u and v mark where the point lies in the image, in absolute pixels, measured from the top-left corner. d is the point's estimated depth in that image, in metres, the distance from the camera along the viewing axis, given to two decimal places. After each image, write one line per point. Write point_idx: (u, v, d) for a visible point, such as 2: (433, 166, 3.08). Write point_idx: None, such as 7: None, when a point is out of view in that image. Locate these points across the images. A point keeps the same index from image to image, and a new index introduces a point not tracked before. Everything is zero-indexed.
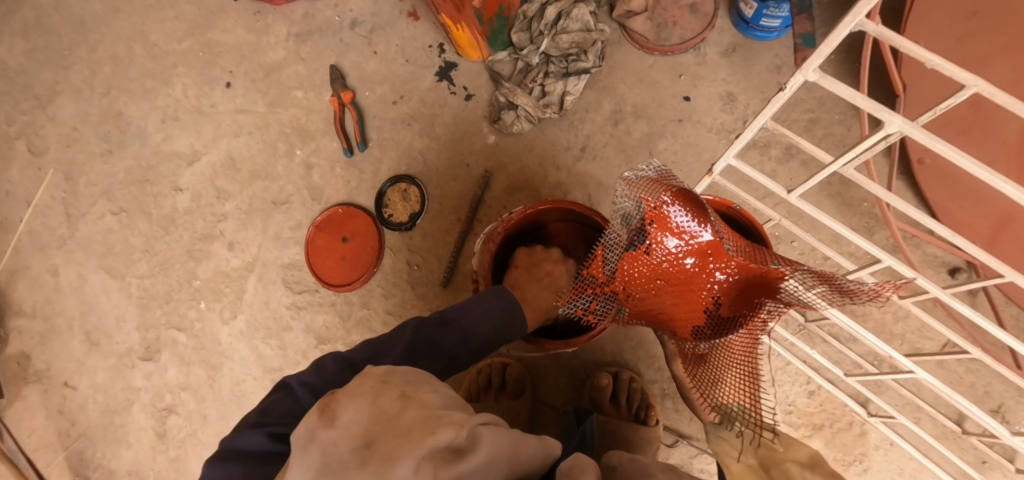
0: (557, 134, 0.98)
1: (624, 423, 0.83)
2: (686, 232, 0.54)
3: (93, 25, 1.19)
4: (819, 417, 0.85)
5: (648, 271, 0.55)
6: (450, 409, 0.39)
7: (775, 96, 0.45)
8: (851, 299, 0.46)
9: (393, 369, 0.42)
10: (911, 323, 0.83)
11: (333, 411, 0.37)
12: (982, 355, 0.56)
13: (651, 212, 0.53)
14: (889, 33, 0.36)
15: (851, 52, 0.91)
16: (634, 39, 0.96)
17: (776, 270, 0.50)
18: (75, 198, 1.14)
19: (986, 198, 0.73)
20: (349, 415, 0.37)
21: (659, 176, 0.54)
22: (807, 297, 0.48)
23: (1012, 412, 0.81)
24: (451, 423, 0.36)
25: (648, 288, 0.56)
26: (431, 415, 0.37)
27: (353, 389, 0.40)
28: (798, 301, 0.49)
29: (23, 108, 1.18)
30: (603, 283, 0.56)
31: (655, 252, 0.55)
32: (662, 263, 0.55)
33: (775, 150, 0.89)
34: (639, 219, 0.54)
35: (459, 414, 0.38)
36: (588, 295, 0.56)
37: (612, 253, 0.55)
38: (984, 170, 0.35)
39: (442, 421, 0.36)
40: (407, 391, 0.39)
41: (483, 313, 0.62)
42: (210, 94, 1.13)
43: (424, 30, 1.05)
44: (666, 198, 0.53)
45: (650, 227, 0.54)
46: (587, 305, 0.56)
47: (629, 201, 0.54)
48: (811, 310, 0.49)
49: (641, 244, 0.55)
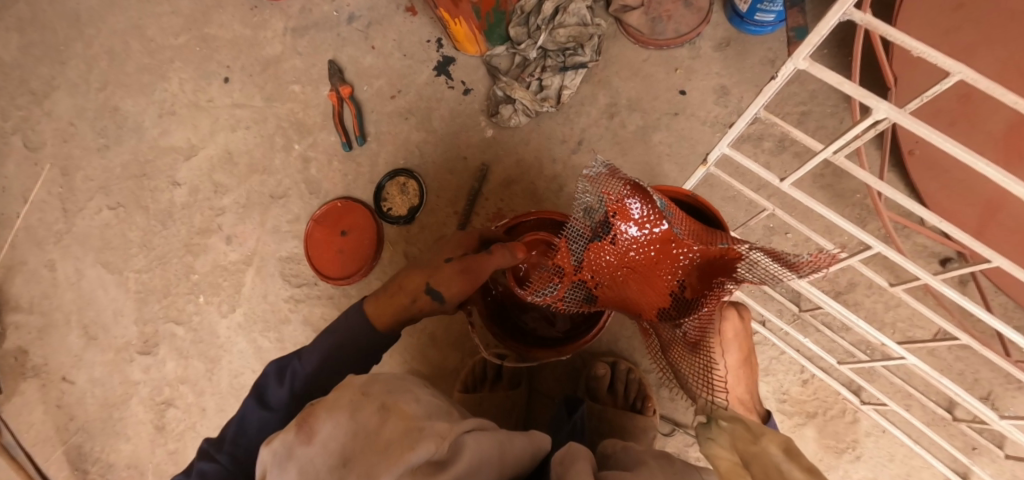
0: (554, 127, 0.99)
1: (620, 413, 0.84)
2: (645, 223, 0.63)
3: (89, 20, 1.19)
4: (811, 405, 0.87)
5: (613, 258, 0.65)
6: (430, 418, 0.47)
7: (766, 85, 0.46)
8: (798, 271, 0.55)
9: (374, 380, 0.51)
10: (902, 311, 0.85)
11: (312, 428, 0.46)
12: (970, 341, 0.59)
13: (613, 204, 0.61)
14: (874, 21, 0.37)
15: (843, 45, 0.92)
16: (629, 33, 0.97)
17: (732, 251, 0.59)
18: (72, 193, 1.14)
19: (977, 189, 0.74)
20: (326, 434, 0.45)
21: (610, 172, 0.60)
22: (761, 270, 0.57)
23: (1001, 399, 0.82)
24: (432, 437, 0.44)
25: (615, 275, 0.67)
26: (412, 429, 0.44)
27: (335, 403, 0.48)
28: (750, 279, 0.59)
29: (19, 104, 1.18)
30: (572, 273, 0.65)
31: (619, 240, 0.64)
32: (625, 249, 0.64)
33: (769, 142, 0.90)
34: (603, 212, 0.62)
35: (440, 426, 0.45)
36: (556, 284, 0.65)
37: (578, 245, 0.63)
38: (968, 154, 0.38)
39: (421, 437, 0.43)
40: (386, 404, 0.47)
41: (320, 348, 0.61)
42: (208, 89, 1.13)
43: (421, 25, 1.06)
44: (625, 191, 0.60)
45: (613, 218, 0.62)
46: (556, 293, 0.65)
47: (591, 196, 0.61)
48: (758, 283, 0.60)
49: (605, 235, 0.63)
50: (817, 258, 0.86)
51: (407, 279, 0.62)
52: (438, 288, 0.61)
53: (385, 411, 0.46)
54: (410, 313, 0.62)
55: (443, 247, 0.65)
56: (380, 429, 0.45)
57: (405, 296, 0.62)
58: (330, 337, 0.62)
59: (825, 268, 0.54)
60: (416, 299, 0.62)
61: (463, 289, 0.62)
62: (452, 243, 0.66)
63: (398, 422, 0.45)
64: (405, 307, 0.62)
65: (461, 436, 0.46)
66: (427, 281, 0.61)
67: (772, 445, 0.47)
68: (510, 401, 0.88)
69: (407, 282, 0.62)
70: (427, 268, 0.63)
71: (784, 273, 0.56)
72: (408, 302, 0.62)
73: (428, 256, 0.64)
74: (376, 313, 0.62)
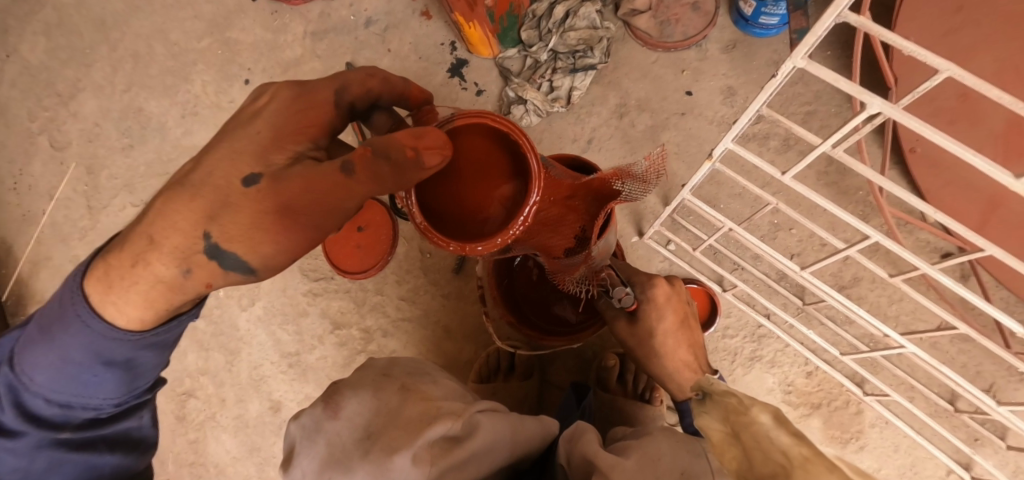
0: (565, 127, 1.02)
1: (629, 401, 0.88)
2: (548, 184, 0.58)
3: (115, 25, 1.23)
4: (817, 396, 0.90)
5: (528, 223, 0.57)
6: (449, 399, 0.55)
7: (767, 84, 0.48)
8: (650, 182, 0.64)
9: (394, 364, 0.59)
10: (905, 305, 0.88)
11: (336, 406, 0.52)
12: (970, 331, 0.59)
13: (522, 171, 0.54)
14: (869, 23, 0.39)
15: (842, 48, 0.96)
16: (638, 36, 1.01)
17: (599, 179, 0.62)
18: (97, 191, 1.18)
19: (975, 184, 0.79)
20: (349, 411, 0.51)
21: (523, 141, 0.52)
22: (628, 193, 0.63)
23: (1002, 391, 0.85)
24: (451, 414, 0.52)
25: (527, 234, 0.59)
26: (429, 410, 0.52)
27: (359, 382, 0.55)
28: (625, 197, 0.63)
29: (45, 105, 1.22)
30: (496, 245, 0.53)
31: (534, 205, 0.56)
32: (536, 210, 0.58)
33: (774, 141, 0.93)
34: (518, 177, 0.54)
35: (458, 406, 0.54)
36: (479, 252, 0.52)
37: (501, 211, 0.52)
38: (958, 145, 0.39)
39: (439, 417, 0.51)
40: (404, 385, 0.55)
41: (51, 366, 0.50)
42: (230, 91, 1.18)
43: (436, 28, 1.10)
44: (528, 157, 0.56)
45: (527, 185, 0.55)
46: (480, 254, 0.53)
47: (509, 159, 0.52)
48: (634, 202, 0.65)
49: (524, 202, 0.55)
50: (822, 253, 0.90)
51: (169, 233, 0.46)
52: (226, 249, 0.46)
53: (406, 390, 0.54)
54: (184, 289, 0.47)
55: (242, 158, 0.47)
56: (402, 407, 0.52)
57: (170, 263, 0.46)
58: (57, 355, 0.49)
59: (659, 168, 0.63)
60: (191, 270, 0.46)
61: (281, 245, 0.46)
62: (253, 144, 0.47)
63: (416, 404, 0.52)
64: (171, 285, 0.47)
65: (475, 415, 0.53)
66: (208, 227, 0.46)
67: (762, 412, 0.46)
68: (524, 392, 0.92)
69: (177, 226, 0.46)
70: (213, 199, 0.46)
71: (644, 186, 0.64)
72: (178, 275, 0.46)
73: (216, 174, 0.46)
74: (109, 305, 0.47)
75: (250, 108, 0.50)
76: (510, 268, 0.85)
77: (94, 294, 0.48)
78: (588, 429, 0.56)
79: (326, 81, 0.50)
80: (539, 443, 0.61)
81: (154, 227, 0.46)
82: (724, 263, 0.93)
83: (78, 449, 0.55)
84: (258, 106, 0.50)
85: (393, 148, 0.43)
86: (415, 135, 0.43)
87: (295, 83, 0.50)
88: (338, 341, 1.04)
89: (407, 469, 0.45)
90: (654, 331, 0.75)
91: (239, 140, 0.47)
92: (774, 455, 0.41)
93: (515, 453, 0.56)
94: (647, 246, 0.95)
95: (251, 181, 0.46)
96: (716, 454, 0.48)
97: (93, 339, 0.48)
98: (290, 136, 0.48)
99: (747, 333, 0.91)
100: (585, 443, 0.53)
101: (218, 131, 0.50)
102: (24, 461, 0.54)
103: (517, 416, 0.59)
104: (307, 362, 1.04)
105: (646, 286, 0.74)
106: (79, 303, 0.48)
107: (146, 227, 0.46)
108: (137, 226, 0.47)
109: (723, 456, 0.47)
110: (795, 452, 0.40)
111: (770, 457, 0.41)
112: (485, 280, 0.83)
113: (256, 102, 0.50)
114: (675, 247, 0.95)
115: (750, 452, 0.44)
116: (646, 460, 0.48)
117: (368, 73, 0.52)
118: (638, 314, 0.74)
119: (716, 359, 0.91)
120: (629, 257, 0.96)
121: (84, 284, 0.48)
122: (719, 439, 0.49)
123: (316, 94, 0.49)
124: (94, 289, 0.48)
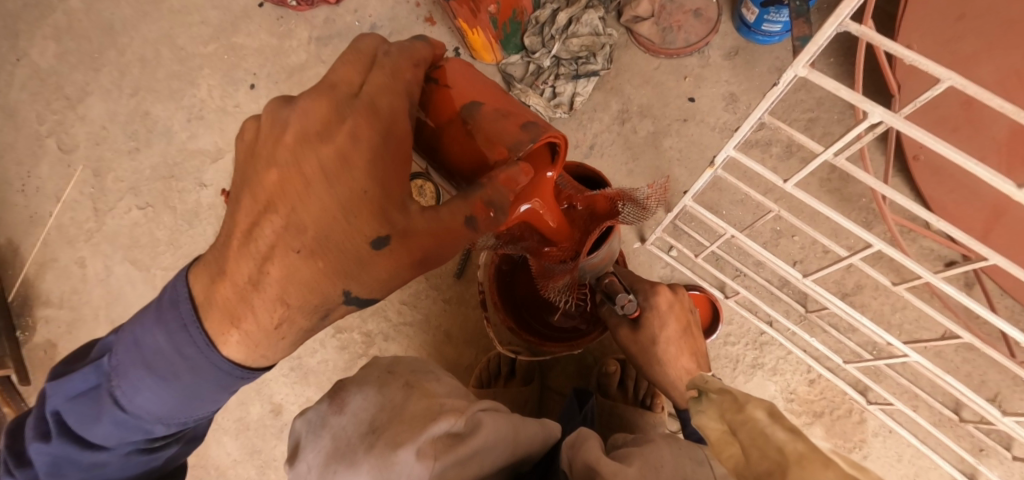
0: (567, 133, 1.02)
1: (629, 407, 0.88)
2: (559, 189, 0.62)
3: (123, 29, 1.24)
4: (819, 404, 0.89)
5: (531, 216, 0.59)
6: (451, 396, 0.55)
7: (769, 91, 0.48)
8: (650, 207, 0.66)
9: (399, 360, 0.60)
10: (908, 313, 0.88)
11: (341, 402, 0.53)
12: (973, 339, 0.58)
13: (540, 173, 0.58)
14: (871, 32, 0.39)
15: (844, 56, 0.96)
16: (640, 43, 1.01)
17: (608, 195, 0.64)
18: (103, 194, 1.19)
19: (979, 193, 0.78)
20: (353, 407, 0.53)
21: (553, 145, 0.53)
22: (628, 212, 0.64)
23: (1007, 400, 0.85)
24: (454, 410, 0.52)
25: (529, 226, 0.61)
26: (433, 406, 0.52)
27: (364, 378, 0.57)
28: (626, 216, 0.64)
29: (54, 108, 1.23)
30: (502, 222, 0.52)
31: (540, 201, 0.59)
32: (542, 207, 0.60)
33: (776, 148, 0.94)
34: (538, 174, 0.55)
35: (461, 402, 0.54)
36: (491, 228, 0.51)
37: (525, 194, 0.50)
38: (960, 155, 0.39)
39: (443, 412, 0.51)
40: (409, 382, 0.56)
41: (158, 403, 0.48)
42: (234, 95, 1.19)
43: (440, 33, 1.12)
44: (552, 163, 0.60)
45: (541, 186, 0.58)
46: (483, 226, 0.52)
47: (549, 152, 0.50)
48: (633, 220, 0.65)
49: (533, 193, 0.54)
50: (823, 260, 0.89)
51: (305, 295, 0.42)
52: (368, 297, 0.44)
53: (410, 387, 0.55)
54: (321, 326, 0.46)
55: (359, 218, 0.40)
56: (405, 404, 0.52)
57: (308, 314, 0.43)
58: (168, 392, 0.47)
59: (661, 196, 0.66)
60: (328, 313, 0.44)
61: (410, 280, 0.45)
62: (364, 202, 0.40)
63: (419, 400, 0.53)
64: (307, 329, 0.45)
65: (479, 413, 0.53)
66: (346, 285, 0.42)
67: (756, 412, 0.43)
68: (524, 396, 0.92)
69: (311, 289, 0.41)
70: (344, 262, 0.41)
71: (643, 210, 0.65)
72: (314, 320, 0.44)
73: (335, 235, 0.40)
74: (248, 357, 0.46)
75: (319, 144, 0.40)
76: (511, 272, 0.84)
77: (214, 342, 0.44)
78: (590, 438, 0.56)
79: (399, 103, 0.41)
80: (538, 446, 0.61)
81: (288, 292, 0.41)
82: (726, 270, 0.93)
83: (154, 450, 0.55)
84: (335, 145, 0.40)
85: (501, 195, 0.41)
86: (515, 180, 0.40)
87: (370, 110, 0.40)
88: (340, 345, 1.04)
89: (410, 463, 0.46)
90: (656, 339, 0.75)
91: (340, 196, 0.39)
92: (771, 452, 0.38)
93: (516, 455, 0.55)
94: (649, 252, 0.95)
95: (380, 242, 0.41)
96: (717, 454, 0.44)
97: (211, 383, 0.47)
98: (396, 181, 0.41)
99: (749, 340, 0.91)
100: (587, 447, 0.53)
101: (286, 173, 0.40)
102: (102, 463, 0.53)
103: (518, 417, 0.58)
104: (308, 365, 1.04)
105: (649, 293, 0.74)
106: (215, 355, 0.45)
107: (275, 292, 0.41)
108: (260, 293, 0.42)
109: (720, 455, 0.44)
110: (792, 448, 0.36)
111: (767, 452, 0.38)
112: (485, 284, 0.82)
113: (330, 141, 0.40)
114: (677, 253, 0.95)
115: (747, 448, 0.41)
116: (647, 465, 0.48)
117: (415, 65, 0.43)
118: (641, 321, 0.74)
119: (718, 366, 0.91)
120: (632, 264, 0.96)
121: (211, 339, 0.44)
122: (716, 436, 0.46)
123: (399, 124, 0.41)
124: (213, 336, 0.44)
